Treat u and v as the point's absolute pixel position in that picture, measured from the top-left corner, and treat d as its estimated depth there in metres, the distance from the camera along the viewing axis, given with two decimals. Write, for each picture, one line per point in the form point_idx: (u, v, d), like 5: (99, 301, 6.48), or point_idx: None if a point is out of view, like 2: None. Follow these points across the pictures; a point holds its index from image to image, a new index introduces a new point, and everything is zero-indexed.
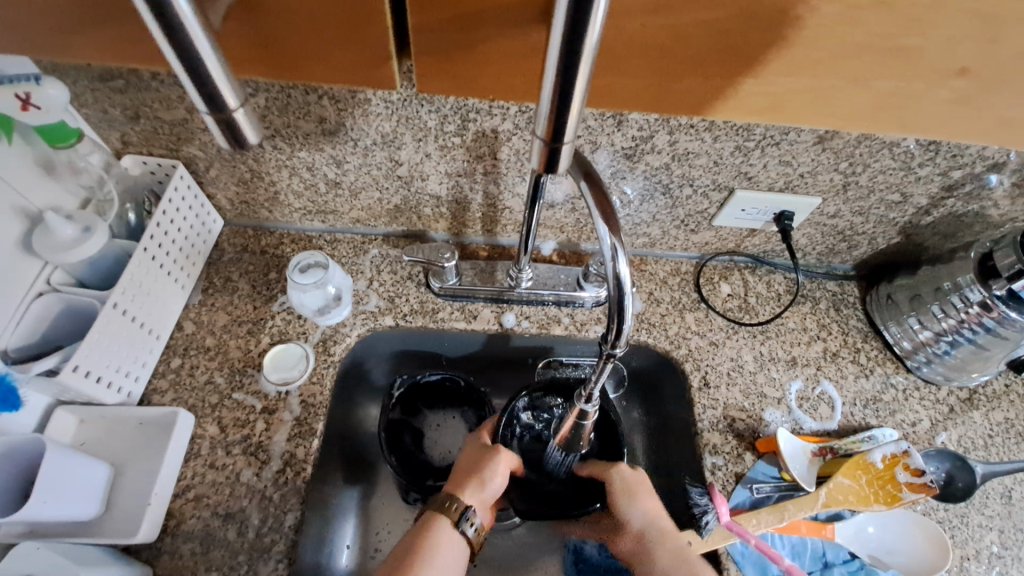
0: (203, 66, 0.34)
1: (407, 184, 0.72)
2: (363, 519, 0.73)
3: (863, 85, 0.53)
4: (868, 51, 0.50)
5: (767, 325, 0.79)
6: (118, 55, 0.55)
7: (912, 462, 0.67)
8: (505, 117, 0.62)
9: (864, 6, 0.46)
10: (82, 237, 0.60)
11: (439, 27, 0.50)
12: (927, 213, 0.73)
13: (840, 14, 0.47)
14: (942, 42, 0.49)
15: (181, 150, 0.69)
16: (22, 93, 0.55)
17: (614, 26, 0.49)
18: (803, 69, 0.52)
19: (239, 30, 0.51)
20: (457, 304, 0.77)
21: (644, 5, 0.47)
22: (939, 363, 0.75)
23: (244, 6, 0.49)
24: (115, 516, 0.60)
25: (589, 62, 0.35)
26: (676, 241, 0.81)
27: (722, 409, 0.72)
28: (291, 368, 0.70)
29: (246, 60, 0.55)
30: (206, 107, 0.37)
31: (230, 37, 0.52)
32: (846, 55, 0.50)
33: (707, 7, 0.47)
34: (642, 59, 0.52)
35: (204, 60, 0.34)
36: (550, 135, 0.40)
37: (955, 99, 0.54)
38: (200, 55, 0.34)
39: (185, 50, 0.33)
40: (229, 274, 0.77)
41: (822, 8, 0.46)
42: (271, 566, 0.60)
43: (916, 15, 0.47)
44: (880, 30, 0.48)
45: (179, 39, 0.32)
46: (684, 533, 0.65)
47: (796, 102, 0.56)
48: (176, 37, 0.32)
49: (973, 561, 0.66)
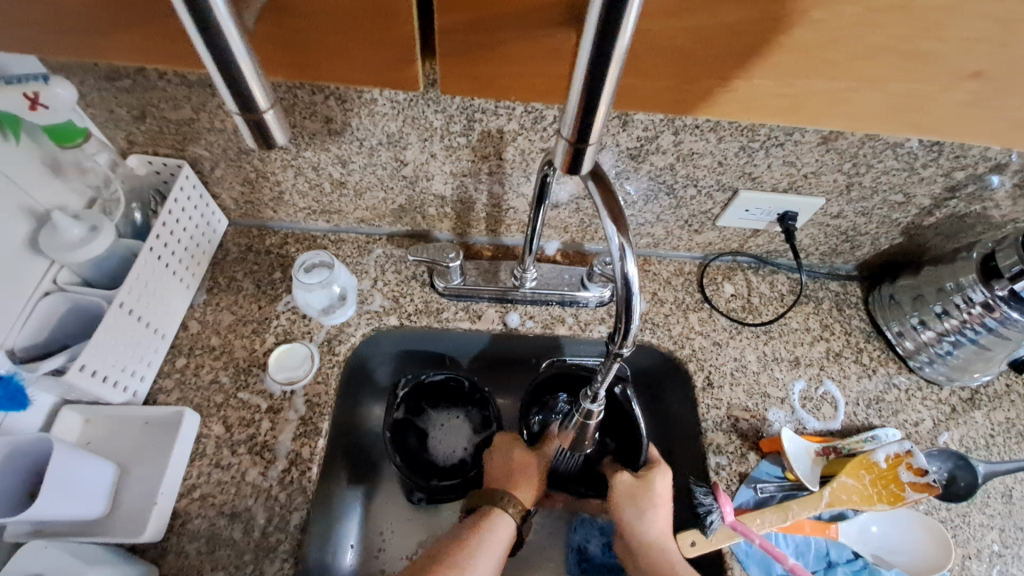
0: (239, 68, 0.34)
1: (411, 184, 0.72)
2: (367, 519, 0.73)
3: (878, 87, 0.54)
4: (884, 53, 0.50)
5: (770, 325, 0.79)
6: (130, 56, 0.55)
7: (914, 462, 0.68)
8: (511, 117, 0.62)
9: (885, 9, 0.47)
10: (88, 236, 0.60)
11: (447, 28, 0.51)
12: (929, 214, 0.74)
13: (860, 15, 0.47)
14: (958, 45, 0.49)
15: (186, 150, 0.69)
16: (31, 93, 0.54)
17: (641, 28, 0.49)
18: (814, 69, 0.52)
19: (269, 31, 0.52)
20: (461, 304, 0.78)
21: (655, 7, 0.47)
22: (941, 363, 0.75)
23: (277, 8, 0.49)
24: (121, 515, 0.60)
25: (618, 68, 0.35)
26: (679, 241, 0.81)
27: (726, 409, 0.73)
28: (296, 368, 0.70)
29: (276, 61, 0.55)
30: (237, 107, 0.37)
31: (261, 39, 0.53)
32: (862, 58, 0.51)
33: (727, 10, 0.47)
34: (651, 59, 0.52)
35: (238, 59, 0.34)
36: (577, 137, 0.40)
37: (968, 101, 0.54)
38: (236, 58, 0.34)
39: (221, 51, 0.33)
40: (233, 273, 0.77)
41: (844, 11, 0.47)
42: (277, 565, 0.60)
43: (932, 19, 0.47)
44: (897, 33, 0.48)
45: (217, 40, 0.32)
46: (687, 533, 0.65)
47: (817, 103, 0.56)
48: (190, 35, 0.32)
49: (975, 560, 0.66)
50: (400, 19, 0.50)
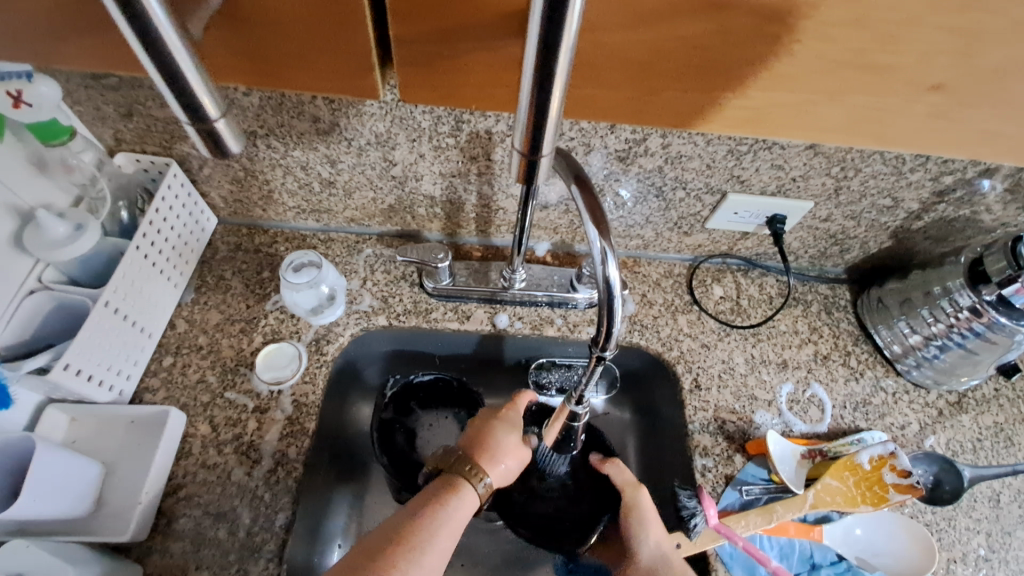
0: (189, 82, 0.35)
1: (401, 184, 0.72)
2: (354, 518, 0.73)
3: (839, 101, 0.54)
4: (845, 68, 0.50)
5: (759, 327, 0.79)
6: (114, 60, 0.54)
7: (899, 463, 0.68)
8: (498, 119, 0.62)
9: (840, 25, 0.47)
10: (74, 235, 0.60)
11: (419, 40, 0.51)
12: (918, 218, 0.74)
13: (816, 31, 0.47)
14: (919, 58, 0.49)
15: (174, 148, 0.69)
16: (14, 90, 0.55)
17: (589, 41, 0.49)
18: (778, 83, 0.52)
19: (221, 38, 0.51)
20: (451, 304, 0.78)
21: (624, 20, 0.47)
22: (928, 367, 0.75)
23: (226, 16, 0.49)
24: (105, 515, 0.60)
25: (564, 78, 0.35)
26: (669, 243, 0.81)
27: (713, 411, 0.73)
28: (283, 367, 0.70)
29: (233, 68, 0.55)
30: (186, 116, 0.37)
31: (214, 45, 0.53)
32: (817, 72, 0.51)
33: (683, 23, 0.47)
34: (618, 69, 0.52)
35: (185, 73, 0.34)
36: (528, 149, 0.41)
37: (930, 113, 0.54)
38: (188, 68, 0.34)
39: (165, 63, 0.33)
40: (222, 272, 0.77)
41: (802, 25, 0.47)
42: (262, 566, 0.60)
43: (888, 32, 0.47)
44: (852, 47, 0.48)
45: (155, 48, 0.32)
46: (673, 534, 0.64)
47: (776, 115, 0.56)
48: (153, 46, 0.32)
49: (959, 563, 0.67)
50: (356, 22, 0.50)
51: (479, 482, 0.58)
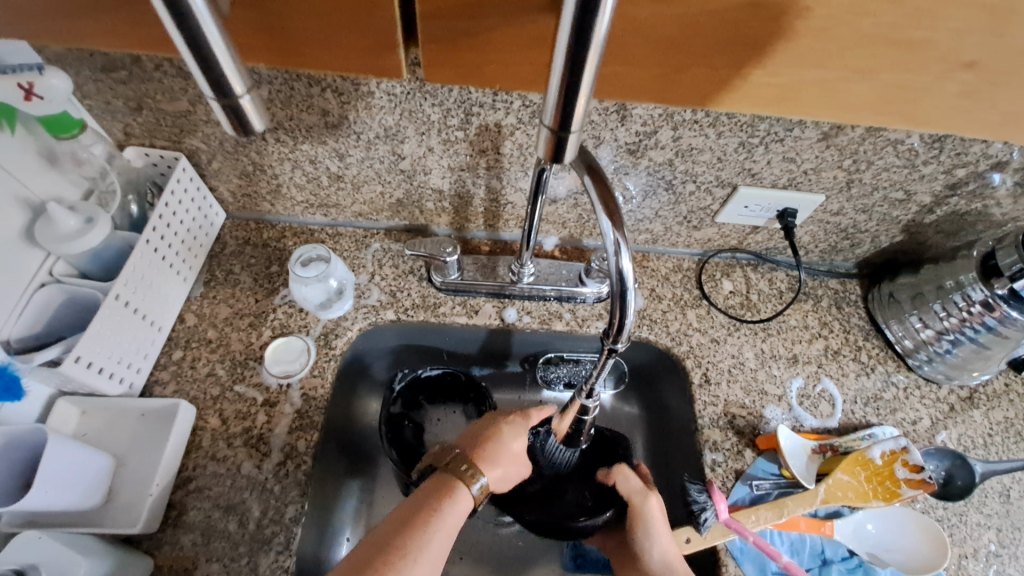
0: (213, 50, 0.34)
1: (409, 178, 0.72)
2: (363, 511, 0.73)
3: (867, 76, 0.53)
4: (875, 42, 0.49)
5: (769, 322, 0.79)
6: (128, 41, 0.55)
7: (911, 458, 0.67)
8: (509, 111, 0.62)
9: None
10: (85, 228, 0.60)
11: (426, 16, 0.50)
12: (930, 212, 0.73)
13: (845, 3, 0.47)
14: (950, 35, 0.48)
15: (183, 142, 0.69)
16: (25, 83, 0.54)
17: (618, 13, 0.49)
18: (800, 58, 0.51)
19: (243, 14, 0.51)
20: (458, 298, 0.78)
21: None
22: (940, 362, 0.75)
23: None
24: (117, 508, 0.60)
25: (594, 60, 0.35)
26: (678, 238, 0.81)
27: (723, 405, 0.72)
28: (292, 361, 0.70)
29: (250, 45, 0.54)
30: (211, 92, 0.37)
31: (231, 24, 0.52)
32: (851, 46, 0.50)
33: None
34: (633, 46, 0.52)
35: (211, 44, 0.34)
36: (557, 125, 0.40)
37: (964, 92, 0.54)
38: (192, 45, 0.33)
39: (191, 36, 0.33)
40: (231, 266, 0.77)
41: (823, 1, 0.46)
42: (273, 557, 0.60)
43: (922, 7, 0.46)
44: (885, 21, 0.48)
45: (186, 21, 0.32)
46: (684, 529, 0.64)
47: (805, 93, 0.55)
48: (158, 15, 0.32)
49: (971, 559, 0.66)
50: (368, 4, 0.50)
51: (473, 481, 0.57)
